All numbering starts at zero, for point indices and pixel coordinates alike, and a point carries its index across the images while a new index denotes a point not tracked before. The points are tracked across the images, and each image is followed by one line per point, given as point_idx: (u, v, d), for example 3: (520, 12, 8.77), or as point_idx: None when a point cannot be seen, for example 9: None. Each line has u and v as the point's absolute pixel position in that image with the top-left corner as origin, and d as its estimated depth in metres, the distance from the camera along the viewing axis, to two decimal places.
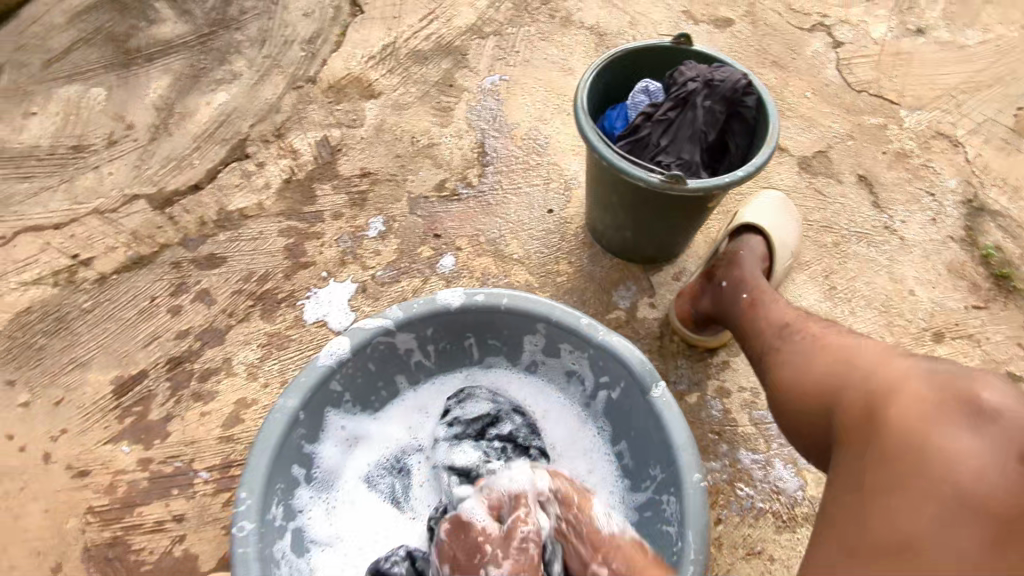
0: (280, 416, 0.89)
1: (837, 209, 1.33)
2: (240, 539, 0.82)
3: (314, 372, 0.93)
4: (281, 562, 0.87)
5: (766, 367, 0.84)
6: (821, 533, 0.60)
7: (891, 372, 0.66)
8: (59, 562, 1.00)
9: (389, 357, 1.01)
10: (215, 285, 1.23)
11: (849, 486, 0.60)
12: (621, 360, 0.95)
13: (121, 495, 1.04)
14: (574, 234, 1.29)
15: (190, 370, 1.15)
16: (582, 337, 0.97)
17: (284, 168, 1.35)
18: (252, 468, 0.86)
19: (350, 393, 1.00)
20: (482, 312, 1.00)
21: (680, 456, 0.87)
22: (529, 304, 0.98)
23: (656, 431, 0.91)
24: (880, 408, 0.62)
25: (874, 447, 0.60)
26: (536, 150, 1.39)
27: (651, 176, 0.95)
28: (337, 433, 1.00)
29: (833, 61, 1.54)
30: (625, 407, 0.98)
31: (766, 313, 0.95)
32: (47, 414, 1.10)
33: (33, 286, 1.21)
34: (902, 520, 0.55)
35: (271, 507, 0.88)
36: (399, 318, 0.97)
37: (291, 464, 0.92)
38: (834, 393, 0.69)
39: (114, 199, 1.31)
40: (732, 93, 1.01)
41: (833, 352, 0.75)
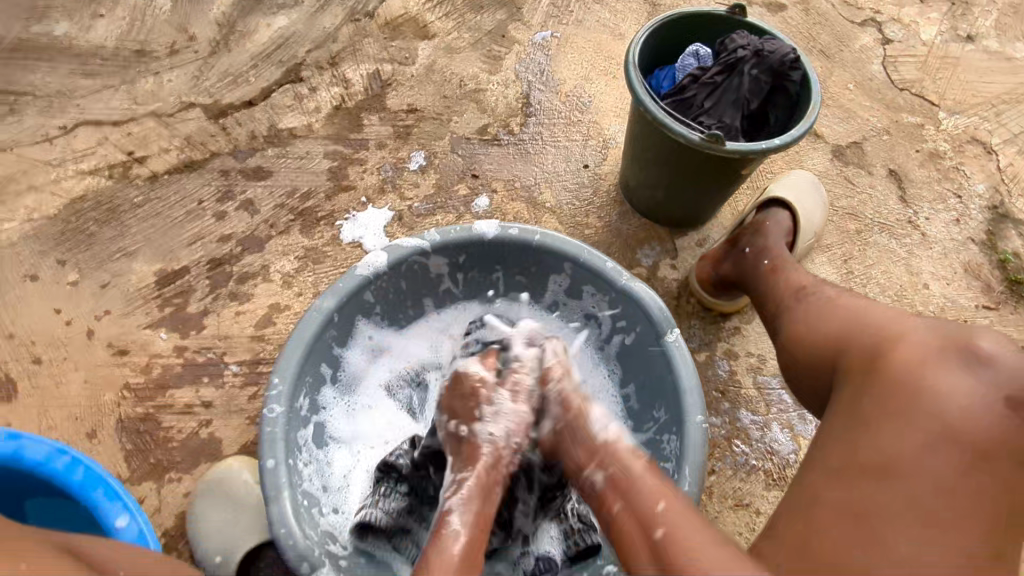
0: (317, 314, 0.95)
1: (864, 199, 1.36)
2: (270, 419, 0.88)
3: (353, 279, 0.99)
4: (302, 449, 0.93)
5: (781, 322, 0.94)
6: (813, 456, 0.71)
7: (901, 331, 0.75)
8: (94, 429, 1.07)
9: (421, 278, 1.07)
10: (259, 196, 1.28)
11: (847, 415, 0.70)
12: (641, 305, 1.00)
13: (156, 377, 1.11)
14: (607, 190, 1.34)
15: (229, 272, 1.20)
16: (607, 281, 1.02)
17: (335, 96, 1.39)
18: (286, 358, 0.92)
19: (381, 305, 1.05)
20: (514, 246, 1.04)
21: (685, 397, 0.92)
22: (559, 243, 1.02)
23: (665, 375, 0.96)
24: (885, 356, 0.72)
25: (876, 386, 0.70)
26: (578, 107, 1.42)
27: (692, 134, 1.00)
28: (365, 342, 1.05)
29: (879, 57, 1.55)
30: (639, 352, 1.03)
31: (785, 279, 1.01)
32: (94, 295, 1.17)
33: (89, 176, 1.28)
34: (885, 444, 0.65)
35: (299, 397, 0.94)
36: (436, 241, 1.02)
37: (321, 362, 0.98)
38: (846, 347, 0.79)
39: (172, 105, 1.36)
40: (779, 66, 1.04)
41: (849, 314, 0.84)
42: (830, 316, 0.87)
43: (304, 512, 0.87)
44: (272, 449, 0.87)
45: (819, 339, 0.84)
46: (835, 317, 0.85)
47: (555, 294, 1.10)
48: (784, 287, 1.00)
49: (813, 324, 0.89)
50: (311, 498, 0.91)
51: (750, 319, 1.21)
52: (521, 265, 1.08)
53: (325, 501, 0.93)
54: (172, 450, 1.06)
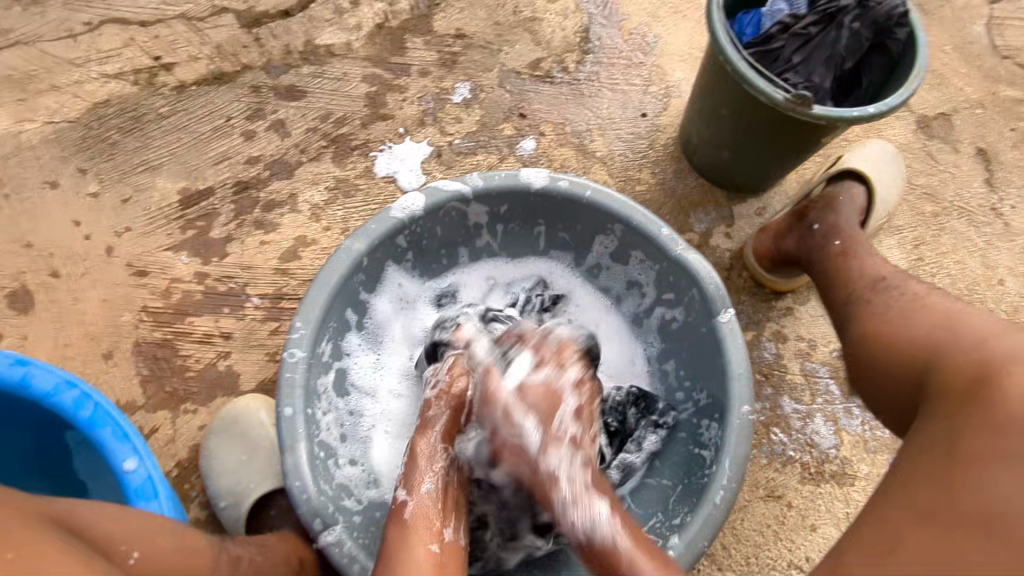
0: (346, 257, 0.88)
1: (946, 178, 1.24)
2: (289, 365, 0.83)
3: (386, 221, 0.91)
4: (322, 396, 0.89)
5: (854, 317, 0.84)
6: (891, 494, 0.60)
7: (1017, 348, 0.60)
8: (111, 350, 1.04)
9: (458, 225, 0.99)
10: (291, 117, 1.20)
11: (934, 450, 0.58)
12: (694, 279, 0.91)
13: (176, 302, 1.07)
14: (664, 144, 1.23)
15: (255, 198, 1.14)
16: (659, 248, 0.93)
17: (379, 13, 1.28)
18: (310, 300, 0.86)
19: (414, 251, 0.98)
20: (562, 201, 0.96)
21: (733, 385, 0.85)
22: (612, 201, 0.93)
23: (713, 358, 0.89)
24: (996, 381, 0.57)
25: (974, 418, 0.56)
26: (642, 48, 1.29)
27: (777, 92, 0.89)
28: (393, 288, 0.99)
29: (985, 17, 1.38)
30: (684, 330, 0.95)
31: (859, 265, 0.92)
32: (114, 210, 1.12)
33: (113, 79, 1.19)
34: (991, 494, 0.53)
35: (322, 342, 0.88)
36: (478, 187, 0.93)
37: (347, 307, 0.92)
38: (941, 361, 0.66)
39: (203, 8, 1.26)
40: (885, 20, 0.91)
41: (950, 320, 0.70)
42: (930, 316, 0.73)
43: (320, 464, 0.83)
44: (290, 397, 0.82)
45: (906, 346, 0.72)
46: (933, 320, 0.72)
47: (600, 258, 1.02)
48: (859, 275, 0.90)
49: (902, 325, 0.75)
50: (328, 449, 0.88)
51: (804, 300, 1.13)
52: (566, 221, 0.99)
53: (342, 452, 0.90)
54: (189, 380, 1.03)
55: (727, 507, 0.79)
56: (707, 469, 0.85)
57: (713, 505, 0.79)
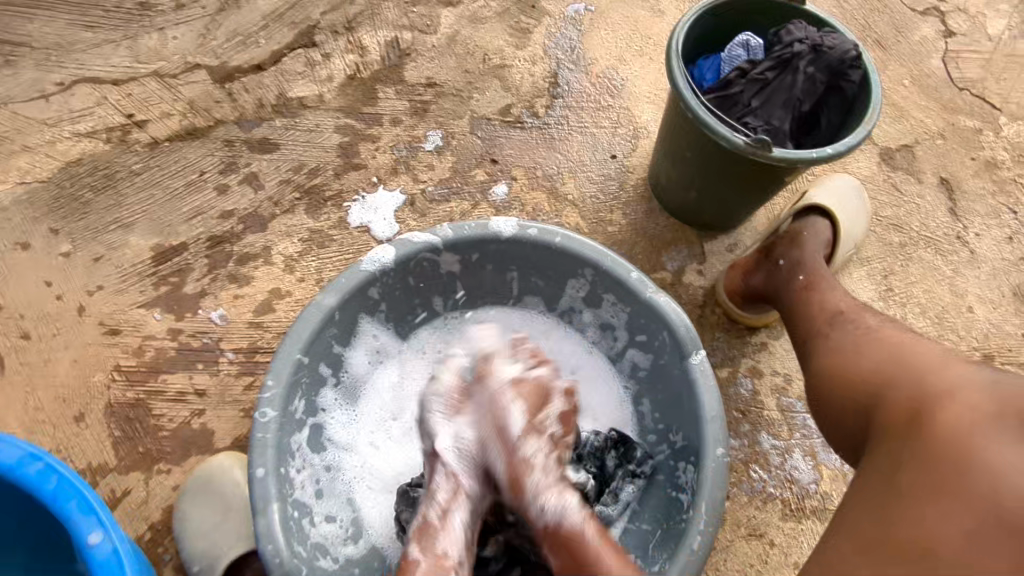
0: (318, 311, 0.89)
1: (911, 209, 1.27)
2: (261, 425, 0.83)
3: (356, 274, 0.92)
4: (296, 454, 0.88)
5: (810, 349, 0.86)
6: (836, 528, 0.61)
7: (955, 380, 0.62)
8: (82, 413, 1.02)
9: (431, 275, 0.99)
10: (264, 170, 1.21)
11: (875, 484, 0.60)
12: (664, 322, 0.92)
13: (149, 360, 1.06)
14: (634, 185, 1.25)
15: (229, 252, 1.14)
16: (629, 291, 0.93)
17: (350, 64, 1.30)
18: (281, 357, 0.86)
19: (387, 302, 0.98)
20: (532, 248, 0.96)
21: (706, 427, 0.85)
22: (581, 247, 0.94)
23: (686, 400, 0.89)
24: (931, 413, 0.60)
25: (915, 451, 0.59)
26: (610, 91, 1.32)
27: (736, 138, 0.91)
28: (369, 340, 0.99)
29: (940, 51, 1.42)
30: (657, 373, 0.95)
31: (820, 299, 0.93)
32: (86, 269, 1.11)
33: (86, 138, 1.20)
34: (924, 526, 0.55)
35: (295, 399, 0.88)
36: (448, 237, 0.94)
37: (321, 362, 0.92)
38: (886, 394, 0.68)
39: (176, 65, 1.28)
40: (838, 64, 0.94)
41: (900, 350, 0.72)
42: (878, 348, 0.75)
43: (293, 524, 0.82)
44: (262, 457, 0.81)
45: (854, 379, 0.74)
46: (878, 353, 0.74)
47: (571, 304, 1.02)
48: (819, 309, 0.91)
49: (850, 357, 0.77)
50: (302, 507, 0.86)
51: (777, 335, 1.14)
52: (537, 268, 1.00)
53: (317, 509, 0.88)
54: (162, 440, 1.01)
55: (705, 552, 0.79)
56: (685, 513, 0.84)
57: (690, 552, 0.78)
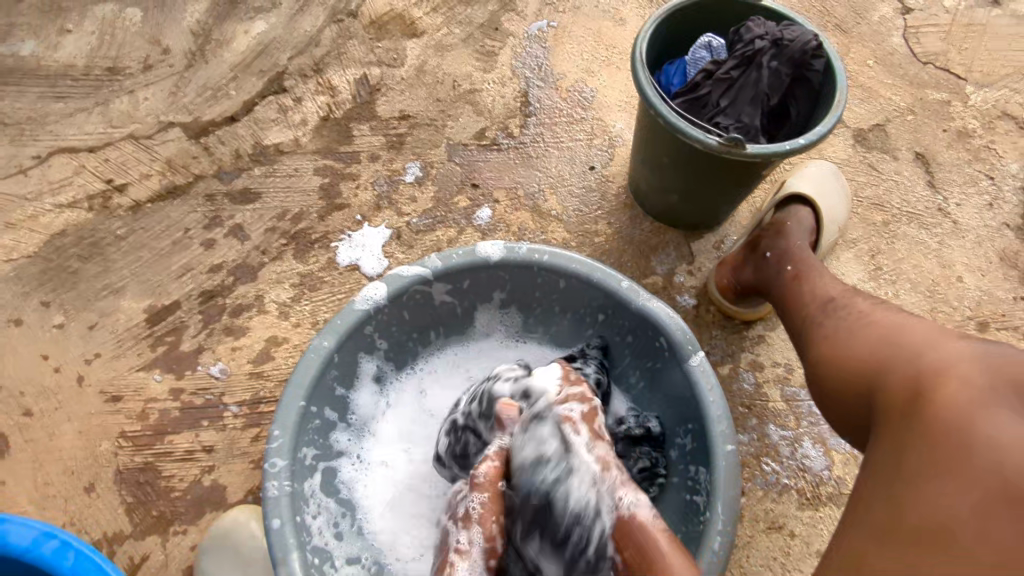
0: (315, 354, 0.89)
1: (890, 186, 1.28)
2: (272, 474, 0.82)
3: (349, 315, 0.92)
4: (310, 499, 0.87)
5: (804, 339, 0.86)
6: (851, 511, 0.61)
7: (955, 359, 0.63)
8: (91, 483, 1.01)
9: (425, 306, 0.99)
10: (249, 220, 1.21)
11: (881, 465, 0.60)
12: (660, 327, 0.92)
13: (153, 423, 1.05)
14: (615, 194, 1.26)
15: (222, 305, 1.14)
16: (621, 300, 0.94)
17: (322, 105, 1.31)
18: (285, 405, 0.85)
19: (384, 338, 0.98)
20: (521, 268, 0.97)
21: (714, 427, 0.86)
22: (568, 262, 0.95)
23: (691, 400, 0.90)
24: (933, 394, 0.60)
25: (919, 430, 0.58)
26: (580, 104, 1.34)
27: (708, 138, 0.92)
28: (371, 378, 0.99)
29: (901, 28, 1.44)
30: (659, 376, 0.96)
31: (810, 289, 0.93)
32: (81, 338, 1.11)
33: (68, 208, 1.21)
34: (934, 501, 0.54)
35: (304, 445, 0.88)
36: (438, 268, 0.95)
37: (326, 405, 0.92)
38: (886, 378, 0.69)
39: (150, 125, 1.29)
40: (801, 55, 0.96)
41: (894, 333, 0.73)
42: (872, 334, 0.76)
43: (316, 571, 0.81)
44: (276, 508, 0.81)
45: (855, 368, 0.74)
46: (873, 340, 0.75)
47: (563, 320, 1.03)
48: (810, 297, 0.92)
49: (846, 348, 0.77)
50: (322, 553, 0.86)
51: (774, 326, 1.14)
52: (525, 289, 1.01)
53: (338, 551, 0.88)
54: (175, 501, 1.00)
55: (726, 552, 0.79)
56: (702, 514, 0.84)
57: (711, 553, 0.79)
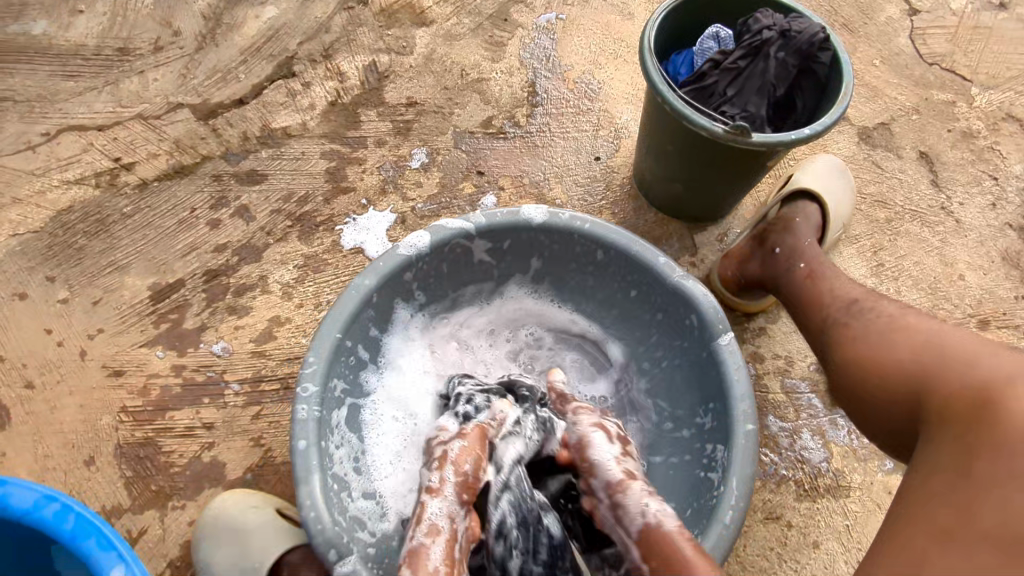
0: (356, 292, 0.90)
1: (894, 184, 1.29)
2: (303, 399, 0.84)
3: (391, 259, 0.94)
4: (335, 429, 0.89)
5: (831, 341, 0.86)
6: (909, 516, 0.61)
7: (1008, 366, 0.64)
8: (91, 457, 1.01)
9: (463, 262, 1.02)
10: (255, 201, 1.22)
11: (947, 470, 0.60)
12: (693, 305, 0.93)
13: (154, 399, 1.05)
14: (620, 185, 1.26)
15: (226, 284, 1.14)
16: (657, 274, 0.96)
17: (331, 90, 1.32)
18: (321, 337, 0.87)
19: (420, 287, 1.01)
20: (560, 234, 0.99)
21: (735, 405, 0.86)
22: (609, 230, 0.97)
23: (714, 378, 0.90)
24: (994, 399, 0.60)
25: (986, 436, 0.59)
26: (587, 95, 1.34)
27: (715, 126, 0.93)
28: (401, 325, 1.01)
29: (907, 29, 1.45)
30: (682, 355, 0.97)
31: (829, 288, 0.93)
32: (85, 313, 1.11)
33: (75, 185, 1.21)
34: (1017, 511, 0.55)
35: (334, 378, 0.89)
36: (481, 224, 0.97)
37: (359, 342, 0.94)
38: (933, 383, 0.69)
39: (159, 106, 1.29)
40: (808, 47, 0.96)
41: (931, 338, 0.74)
42: (909, 339, 0.76)
43: (333, 495, 0.83)
44: (303, 431, 0.82)
45: (896, 372, 0.74)
46: (913, 346, 0.74)
47: (595, 293, 1.05)
48: (830, 297, 0.91)
49: (885, 356, 0.77)
50: (341, 482, 0.87)
51: (776, 318, 1.14)
52: (558, 257, 1.03)
53: (355, 484, 0.89)
54: (174, 476, 1.00)
55: (738, 528, 0.79)
56: (714, 491, 0.85)
57: (724, 526, 0.79)
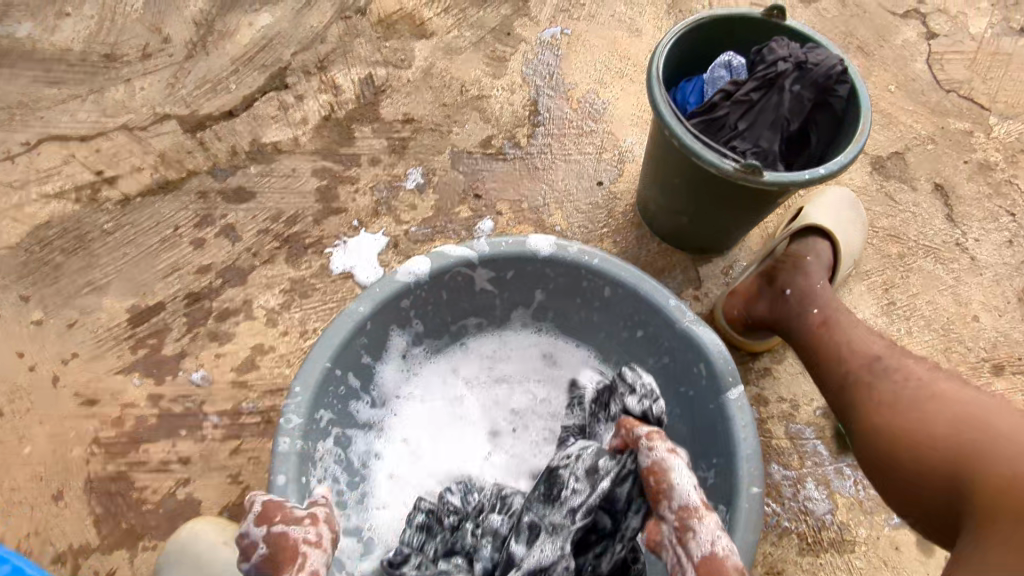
0: (349, 318, 0.87)
1: (907, 218, 1.24)
2: (286, 431, 0.80)
3: (388, 285, 0.90)
4: (320, 464, 0.84)
5: (855, 402, 0.80)
6: None
7: None
8: (60, 490, 0.96)
9: (464, 291, 0.97)
10: (241, 220, 1.17)
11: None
12: (702, 352, 0.88)
13: (128, 430, 1.00)
14: (622, 212, 1.21)
15: (208, 308, 1.09)
16: (667, 318, 0.91)
17: (324, 104, 1.27)
18: (310, 364, 0.83)
19: (419, 315, 0.96)
20: (568, 269, 0.95)
21: (741, 465, 0.81)
22: (619, 268, 0.92)
23: (720, 433, 0.85)
24: None
25: None
26: (591, 116, 1.29)
27: (724, 163, 0.88)
28: (398, 354, 0.97)
29: (924, 54, 1.40)
30: (684, 404, 0.92)
31: (846, 339, 0.88)
32: (60, 336, 1.06)
33: (54, 199, 1.16)
34: None
35: (322, 409, 0.85)
36: (484, 253, 0.92)
37: (351, 372, 0.90)
38: (979, 468, 0.64)
39: (145, 117, 1.24)
40: (825, 80, 0.91)
41: (974, 414, 0.68)
42: (947, 411, 0.71)
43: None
44: (284, 464, 0.78)
45: (932, 448, 0.69)
46: (950, 421, 0.69)
47: (599, 327, 1.00)
48: (847, 352, 0.86)
49: (915, 425, 0.72)
50: None
51: (781, 359, 1.09)
52: (564, 291, 0.98)
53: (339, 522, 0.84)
54: (146, 514, 0.96)
55: None
56: None
57: None
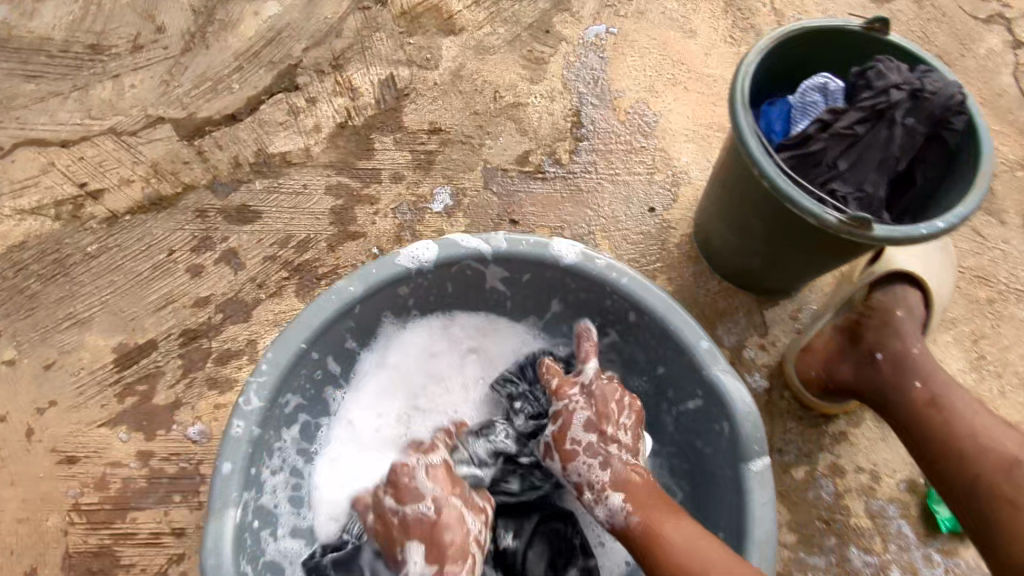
0: (335, 299, 0.77)
1: (997, 257, 1.10)
2: (242, 412, 0.72)
3: (388, 268, 0.79)
4: (276, 452, 0.77)
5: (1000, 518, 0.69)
6: None
7: None
8: (34, 566, 0.84)
9: (473, 286, 0.87)
10: (245, 245, 1.02)
11: None
12: (727, 410, 0.76)
13: (113, 495, 0.87)
14: (677, 243, 1.07)
15: (207, 349, 0.95)
16: (693, 360, 0.78)
17: (340, 109, 1.11)
18: (280, 347, 0.74)
19: (419, 304, 0.87)
20: (592, 281, 0.82)
21: (752, 554, 0.69)
22: (649, 294, 0.80)
23: (733, 504, 0.74)
24: None
25: None
26: (641, 130, 1.14)
27: (826, 213, 0.74)
28: (387, 342, 0.87)
29: (1012, 65, 1.25)
30: (706, 466, 0.81)
31: (971, 433, 0.76)
32: (34, 380, 0.93)
33: (31, 216, 1.02)
34: None
35: (289, 394, 0.77)
36: (500, 249, 0.81)
37: (330, 355, 0.81)
38: None
39: (135, 120, 1.09)
40: (943, 112, 0.76)
41: None
42: None
43: (247, 538, 0.71)
44: (231, 451, 0.71)
45: None
46: None
47: (620, 353, 0.88)
48: (978, 453, 0.74)
49: None
50: (266, 516, 0.76)
51: (860, 421, 0.96)
52: (586, 304, 0.86)
53: (284, 520, 0.78)
54: None
55: None
56: None
57: None
